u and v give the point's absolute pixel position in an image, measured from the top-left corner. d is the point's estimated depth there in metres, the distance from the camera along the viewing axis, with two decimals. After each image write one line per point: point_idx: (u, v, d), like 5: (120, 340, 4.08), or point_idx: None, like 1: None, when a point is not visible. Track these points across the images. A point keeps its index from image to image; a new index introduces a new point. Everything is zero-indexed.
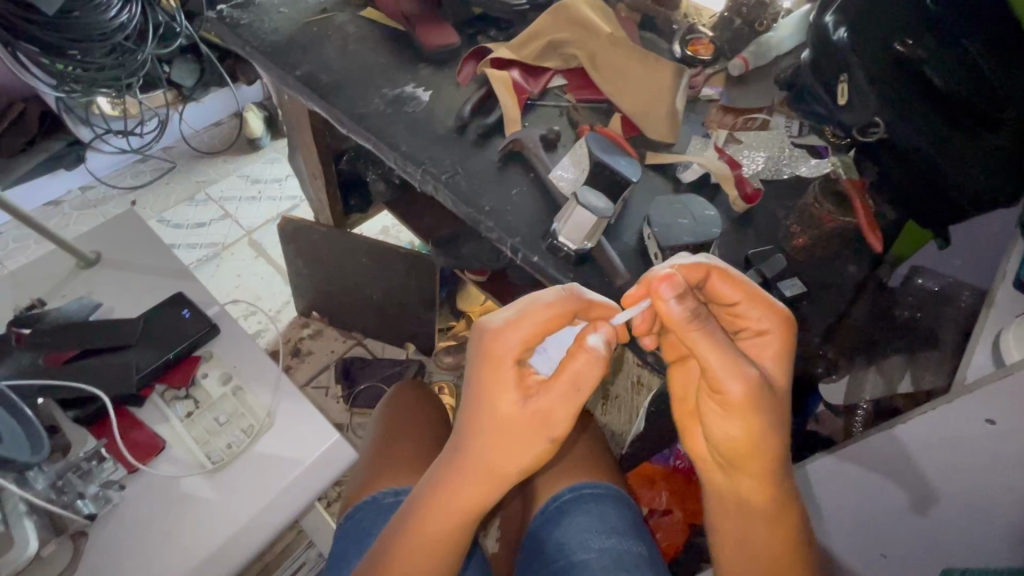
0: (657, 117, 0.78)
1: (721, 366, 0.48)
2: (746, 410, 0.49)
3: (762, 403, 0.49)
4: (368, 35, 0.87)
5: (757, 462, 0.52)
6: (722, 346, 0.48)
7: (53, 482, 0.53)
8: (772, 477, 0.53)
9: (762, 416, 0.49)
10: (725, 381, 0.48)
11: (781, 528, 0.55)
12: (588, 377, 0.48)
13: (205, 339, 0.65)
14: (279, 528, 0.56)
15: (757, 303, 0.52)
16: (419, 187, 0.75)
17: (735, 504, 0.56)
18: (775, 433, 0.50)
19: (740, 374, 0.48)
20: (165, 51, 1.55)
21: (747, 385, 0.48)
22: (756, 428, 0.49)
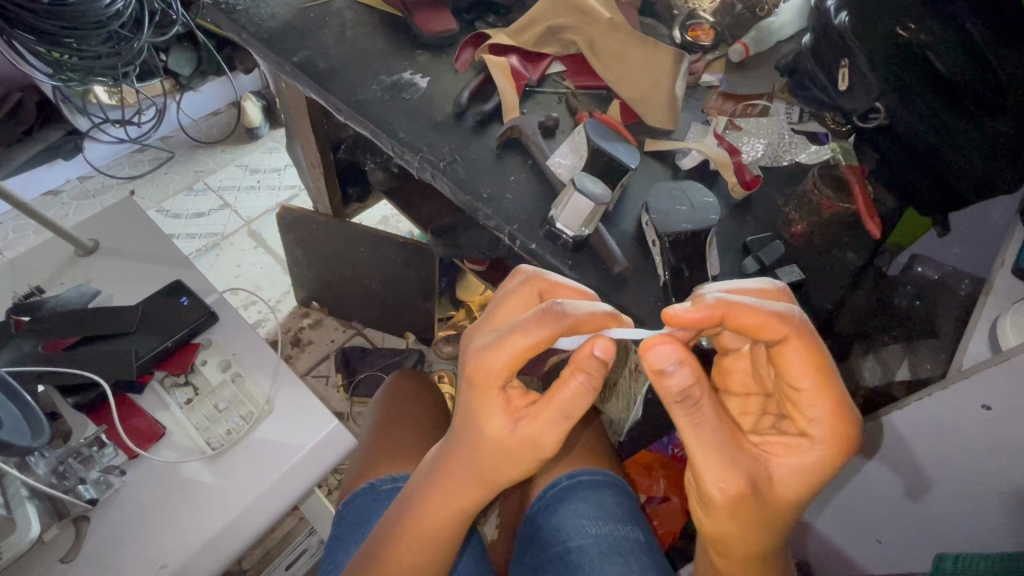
0: (657, 104, 0.78)
1: (710, 469, 0.45)
2: (727, 512, 0.46)
3: (743, 509, 0.45)
4: (365, 21, 0.86)
5: (729, 552, 0.50)
6: (715, 446, 0.44)
7: (54, 467, 0.53)
8: (738, 565, 0.51)
9: (737, 520, 0.46)
10: (706, 481, 0.45)
11: None
12: (578, 405, 0.46)
13: (204, 326, 0.66)
14: (278, 514, 0.56)
15: (819, 404, 0.46)
16: (417, 175, 0.74)
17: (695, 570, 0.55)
18: (752, 535, 0.48)
19: (730, 475, 0.44)
20: (161, 39, 1.55)
21: (728, 491, 0.45)
22: (729, 528, 0.47)
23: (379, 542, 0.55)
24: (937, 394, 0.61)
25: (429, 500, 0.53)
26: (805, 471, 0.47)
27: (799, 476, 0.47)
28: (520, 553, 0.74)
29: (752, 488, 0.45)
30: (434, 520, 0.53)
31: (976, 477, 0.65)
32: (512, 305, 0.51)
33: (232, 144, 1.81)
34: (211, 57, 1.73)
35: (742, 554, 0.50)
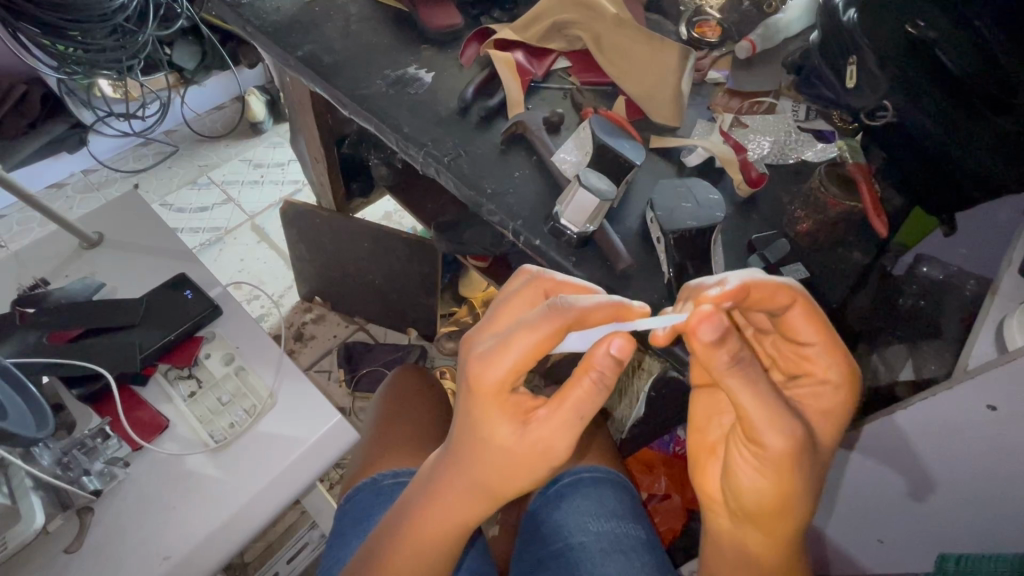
0: (662, 100, 0.77)
1: (768, 428, 0.44)
2: (775, 471, 0.46)
3: (795, 464, 0.45)
4: (370, 15, 0.86)
5: (774, 520, 0.49)
6: (770, 404, 0.44)
7: (59, 458, 0.54)
8: (786, 538, 0.50)
9: (792, 480, 0.46)
10: (764, 436, 0.44)
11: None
12: (589, 405, 0.46)
13: (206, 320, 0.66)
14: (282, 507, 0.57)
15: (828, 351, 0.49)
16: (421, 170, 0.74)
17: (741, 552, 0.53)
18: (801, 495, 0.47)
19: (783, 429, 0.44)
20: (166, 33, 1.56)
21: (786, 446, 0.44)
22: (783, 489, 0.46)
23: (397, 528, 0.54)
24: (942, 394, 0.61)
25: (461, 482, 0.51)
26: (827, 421, 0.49)
27: (824, 426, 0.49)
28: (520, 549, 0.74)
29: (804, 439, 0.45)
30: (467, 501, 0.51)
31: (977, 476, 0.65)
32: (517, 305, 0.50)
33: (235, 138, 1.81)
34: (215, 51, 1.73)
35: (785, 524, 0.49)
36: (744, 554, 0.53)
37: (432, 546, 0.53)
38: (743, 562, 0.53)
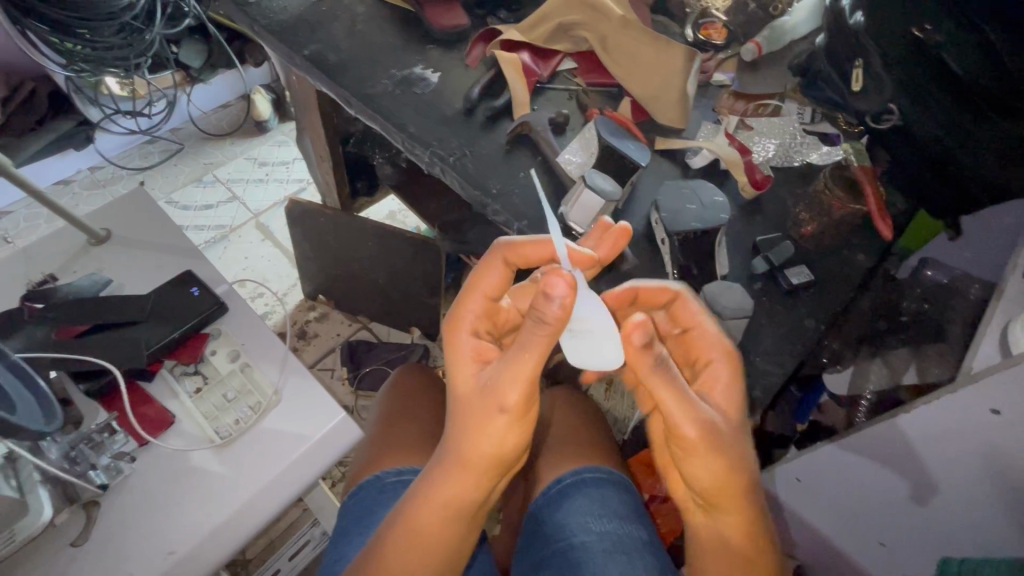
0: (667, 101, 0.78)
1: (678, 416, 0.46)
2: (707, 457, 0.46)
3: (716, 443, 0.46)
4: (377, 15, 0.86)
5: (722, 502, 0.49)
6: (672, 388, 0.46)
7: (67, 453, 0.54)
8: (743, 518, 0.49)
9: (723, 457, 0.46)
10: (677, 426, 0.46)
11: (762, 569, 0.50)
12: (534, 343, 0.46)
13: (213, 317, 0.66)
14: (285, 503, 0.57)
15: (705, 333, 0.53)
16: (426, 169, 0.75)
17: (714, 548, 0.51)
18: (735, 472, 0.47)
19: (692, 414, 0.46)
20: (173, 31, 1.56)
21: (700, 430, 0.46)
22: (722, 471, 0.47)
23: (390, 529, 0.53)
24: (945, 397, 0.61)
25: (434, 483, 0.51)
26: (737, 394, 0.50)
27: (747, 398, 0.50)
28: (522, 549, 0.74)
29: (713, 420, 0.47)
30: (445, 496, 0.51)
31: (979, 480, 0.65)
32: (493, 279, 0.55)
33: (241, 136, 1.82)
34: (221, 49, 1.74)
35: (747, 502, 0.49)
36: (720, 550, 0.51)
37: (411, 552, 0.52)
38: (721, 559, 0.51)
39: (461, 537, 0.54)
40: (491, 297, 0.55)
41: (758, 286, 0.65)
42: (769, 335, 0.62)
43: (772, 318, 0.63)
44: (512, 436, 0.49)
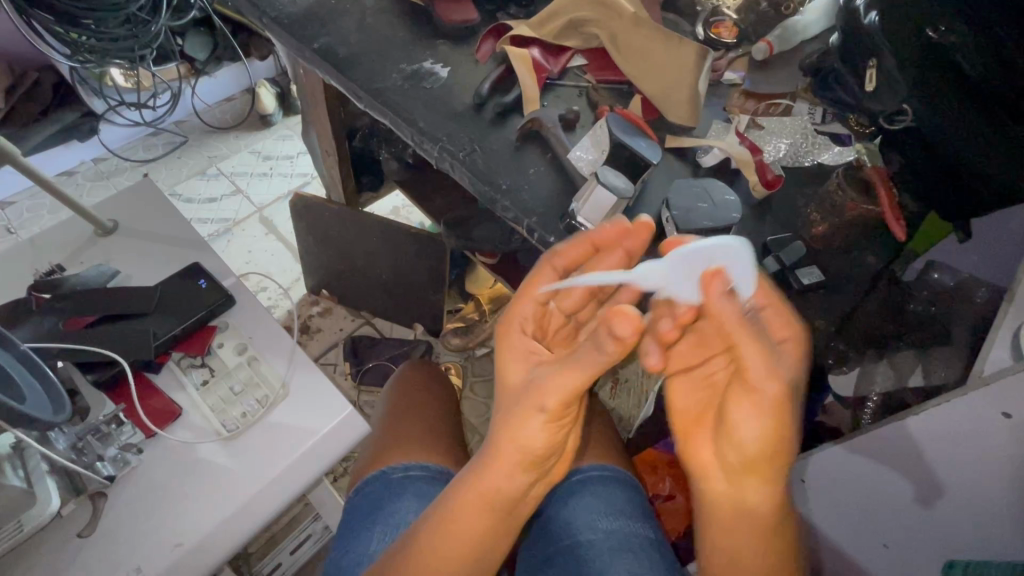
0: (678, 99, 0.77)
1: (758, 364, 0.45)
2: (772, 418, 0.46)
3: (787, 411, 0.46)
4: (386, 8, 0.86)
5: (763, 469, 0.49)
6: (759, 339, 0.45)
7: (74, 443, 0.54)
8: (773, 488, 0.50)
9: (789, 420, 0.46)
10: (761, 383, 0.45)
11: (772, 545, 0.52)
12: (591, 360, 0.47)
13: (220, 309, 0.66)
14: (293, 497, 0.57)
15: (780, 310, 0.51)
16: (436, 165, 0.74)
17: (730, 511, 0.52)
18: (789, 444, 0.48)
19: (777, 375, 0.45)
20: (178, 23, 1.56)
21: (782, 390, 0.45)
22: (780, 437, 0.47)
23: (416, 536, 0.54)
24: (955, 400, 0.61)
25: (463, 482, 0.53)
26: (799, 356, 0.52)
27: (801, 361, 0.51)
28: (528, 548, 0.73)
29: (791, 390, 0.46)
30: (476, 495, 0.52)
31: (986, 484, 0.65)
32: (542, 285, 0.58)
33: (245, 130, 1.81)
34: (227, 42, 1.74)
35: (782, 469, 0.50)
36: (743, 515, 0.52)
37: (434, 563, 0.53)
38: (744, 524, 0.52)
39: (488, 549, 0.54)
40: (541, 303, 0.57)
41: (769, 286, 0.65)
42: None
43: None
44: (556, 432, 0.49)
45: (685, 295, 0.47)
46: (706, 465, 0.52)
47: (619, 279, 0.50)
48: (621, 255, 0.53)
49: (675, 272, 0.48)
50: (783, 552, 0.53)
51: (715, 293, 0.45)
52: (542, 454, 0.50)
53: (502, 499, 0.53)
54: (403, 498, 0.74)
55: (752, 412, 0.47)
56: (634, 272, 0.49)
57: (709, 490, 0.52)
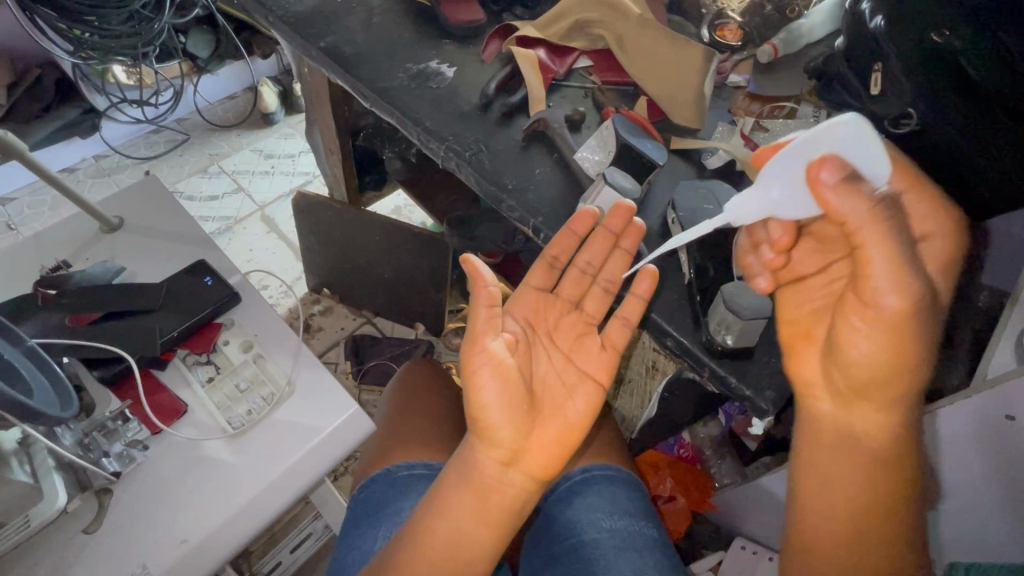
0: (684, 101, 0.77)
1: (883, 275, 0.44)
2: (893, 333, 0.46)
3: (909, 325, 0.46)
4: (392, 8, 0.86)
5: (887, 387, 0.49)
6: (891, 238, 0.43)
7: (81, 439, 0.54)
8: (898, 406, 0.51)
9: (910, 336, 0.46)
10: (885, 293, 0.45)
11: (891, 474, 0.52)
12: (478, 325, 0.53)
13: (225, 307, 0.66)
14: (298, 494, 0.57)
15: (919, 199, 0.53)
16: (442, 164, 0.75)
17: (839, 433, 0.53)
18: (920, 357, 0.48)
19: (902, 287, 0.45)
20: (181, 21, 1.56)
21: (906, 301, 0.45)
22: (901, 356, 0.47)
23: (412, 534, 0.55)
24: (959, 402, 0.62)
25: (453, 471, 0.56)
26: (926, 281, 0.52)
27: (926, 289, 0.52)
28: (531, 544, 0.74)
29: (924, 301, 0.45)
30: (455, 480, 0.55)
31: (989, 484, 0.65)
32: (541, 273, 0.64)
33: (247, 128, 1.81)
34: (229, 40, 1.74)
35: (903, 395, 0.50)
36: (848, 436, 0.53)
37: (417, 554, 0.54)
38: (846, 446, 0.53)
39: (470, 535, 0.54)
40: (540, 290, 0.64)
41: None
42: None
43: None
44: (490, 415, 0.53)
45: (796, 208, 0.49)
46: (814, 385, 0.53)
47: (715, 223, 0.52)
48: (609, 237, 0.64)
49: (774, 187, 0.49)
50: (898, 486, 0.52)
51: (824, 187, 0.43)
52: (490, 439, 0.53)
53: (464, 483, 0.55)
54: (408, 496, 0.75)
55: (873, 326, 0.47)
56: (728, 211, 0.52)
57: (814, 411, 0.54)
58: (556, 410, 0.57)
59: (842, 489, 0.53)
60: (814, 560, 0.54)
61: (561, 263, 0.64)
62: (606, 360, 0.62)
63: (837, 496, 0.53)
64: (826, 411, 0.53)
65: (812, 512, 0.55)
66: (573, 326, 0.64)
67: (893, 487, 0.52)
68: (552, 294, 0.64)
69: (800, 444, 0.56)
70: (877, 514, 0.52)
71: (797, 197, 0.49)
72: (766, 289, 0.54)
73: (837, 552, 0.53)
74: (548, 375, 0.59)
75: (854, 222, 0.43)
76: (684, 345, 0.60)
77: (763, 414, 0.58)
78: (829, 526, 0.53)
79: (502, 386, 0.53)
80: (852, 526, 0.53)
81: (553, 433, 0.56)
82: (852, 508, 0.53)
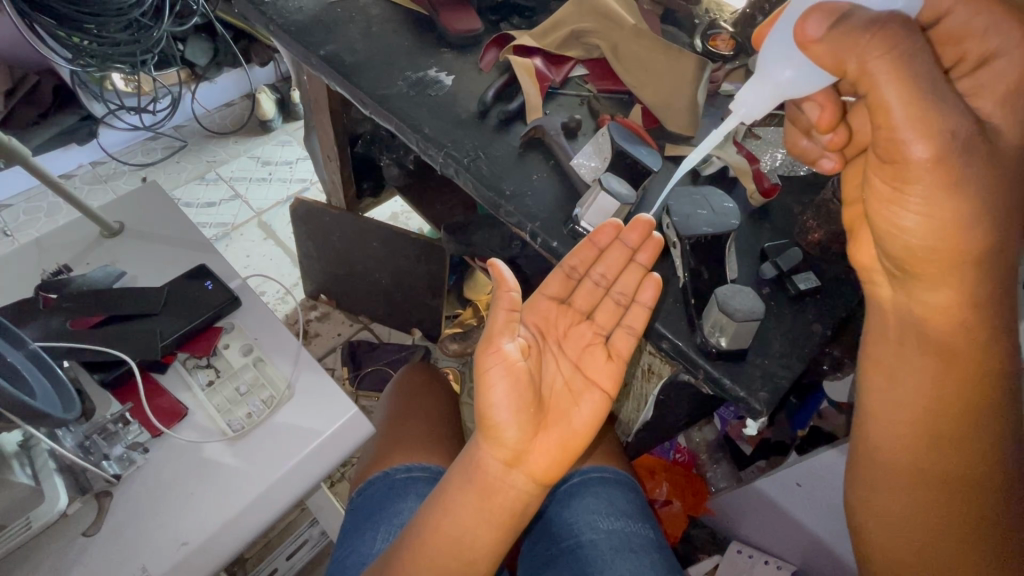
0: (678, 109, 0.79)
1: (903, 119, 0.40)
2: (932, 189, 0.42)
3: (949, 168, 0.41)
4: (391, 17, 0.88)
5: (930, 259, 0.45)
6: (907, 71, 0.39)
7: (81, 442, 0.54)
8: (953, 282, 0.45)
9: (949, 185, 0.42)
10: (907, 143, 0.41)
11: (958, 368, 0.48)
12: (496, 321, 0.54)
13: (227, 310, 0.67)
14: (297, 497, 0.57)
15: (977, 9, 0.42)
16: (441, 170, 0.76)
17: (902, 322, 0.50)
18: (969, 218, 0.42)
19: (930, 131, 0.40)
20: (180, 29, 1.58)
21: (935, 148, 0.40)
22: (948, 219, 0.43)
23: (416, 538, 0.56)
24: None
25: (464, 475, 0.56)
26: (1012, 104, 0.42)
27: (1008, 116, 0.42)
28: (529, 546, 0.75)
29: (960, 144, 0.40)
30: (463, 481, 0.56)
31: None
32: (554, 283, 0.65)
33: (245, 135, 1.83)
34: (228, 48, 1.75)
35: (966, 268, 0.44)
36: (911, 324, 0.49)
37: (423, 558, 0.55)
38: (911, 335, 0.50)
39: (476, 535, 0.55)
40: (557, 299, 0.65)
41: (766, 291, 0.66)
42: (777, 337, 0.63)
43: (780, 323, 0.64)
44: (495, 415, 0.53)
45: (810, 82, 0.50)
46: (873, 268, 0.52)
47: (727, 126, 0.54)
48: (623, 250, 0.65)
49: (785, 70, 0.50)
50: (969, 381, 0.48)
51: (812, 46, 0.42)
52: (495, 438, 0.54)
53: (467, 483, 0.56)
54: (406, 499, 0.75)
55: (902, 189, 0.44)
56: (739, 111, 0.53)
57: (878, 296, 0.52)
58: (560, 417, 0.58)
59: (907, 385, 0.50)
60: (877, 458, 0.53)
61: (579, 273, 0.66)
62: (613, 369, 0.62)
63: (899, 394, 0.51)
64: (888, 296, 0.51)
65: (879, 427, 0.53)
66: (582, 337, 0.64)
67: (970, 383, 0.48)
68: (566, 304, 0.65)
69: (868, 336, 0.54)
70: (951, 410, 0.49)
71: (804, 71, 0.49)
72: (833, 167, 0.55)
73: (897, 453, 0.52)
74: (557, 381, 0.60)
75: (856, 68, 0.40)
76: (679, 348, 0.62)
77: (757, 415, 0.59)
78: (891, 425, 0.52)
79: (512, 386, 0.53)
80: (916, 426, 0.50)
81: (556, 438, 0.56)
82: (919, 407, 0.50)
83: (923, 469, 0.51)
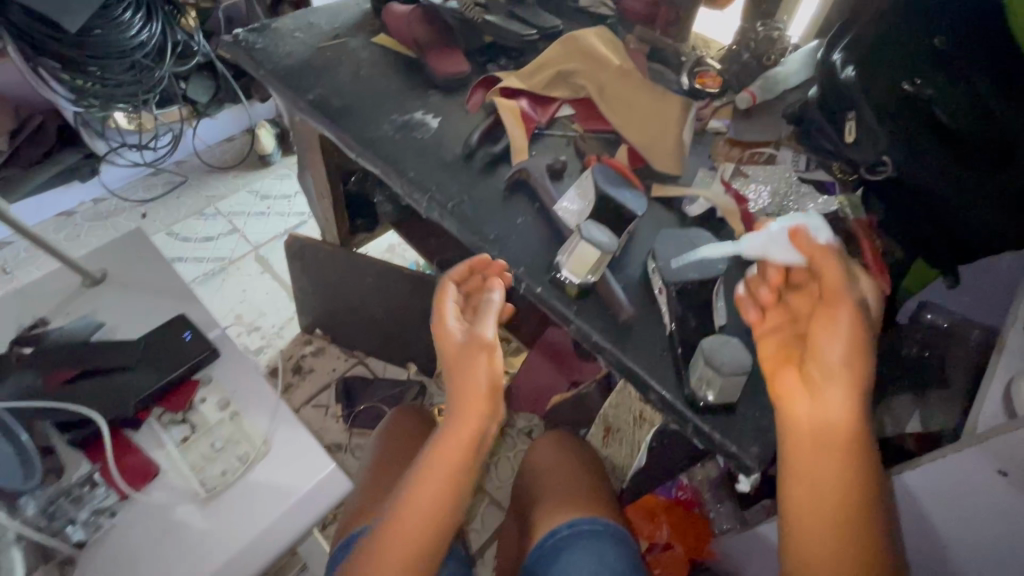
0: (664, 149, 0.79)
1: (841, 289, 0.55)
2: (852, 327, 0.53)
3: (863, 328, 0.54)
4: (379, 60, 0.89)
5: (848, 370, 0.52)
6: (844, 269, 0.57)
7: (45, 507, 0.53)
8: (862, 393, 0.52)
9: (863, 334, 0.53)
10: (848, 302, 0.54)
11: (862, 465, 0.52)
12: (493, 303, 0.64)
13: (205, 362, 0.65)
14: (269, 561, 0.55)
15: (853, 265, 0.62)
16: (426, 214, 0.75)
17: (819, 429, 0.52)
18: (868, 342, 0.54)
19: (852, 298, 0.55)
20: (182, 68, 1.62)
21: (855, 308, 0.54)
22: (860, 350, 0.53)
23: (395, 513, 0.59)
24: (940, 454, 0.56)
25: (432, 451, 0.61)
26: None
27: None
28: None
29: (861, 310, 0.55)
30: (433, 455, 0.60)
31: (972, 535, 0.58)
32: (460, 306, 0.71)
33: (244, 168, 1.85)
34: (228, 86, 1.78)
35: (862, 383, 0.53)
36: (825, 429, 0.52)
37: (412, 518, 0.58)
38: (829, 440, 0.52)
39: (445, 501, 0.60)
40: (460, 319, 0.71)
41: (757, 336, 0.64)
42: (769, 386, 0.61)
43: None
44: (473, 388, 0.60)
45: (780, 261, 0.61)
46: (790, 386, 0.54)
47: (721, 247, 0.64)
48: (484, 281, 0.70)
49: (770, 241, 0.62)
50: (872, 479, 0.52)
51: (800, 236, 0.59)
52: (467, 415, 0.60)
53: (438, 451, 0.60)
54: None
55: (834, 326, 0.53)
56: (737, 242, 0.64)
57: (794, 412, 0.53)
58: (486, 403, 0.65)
59: (829, 479, 0.52)
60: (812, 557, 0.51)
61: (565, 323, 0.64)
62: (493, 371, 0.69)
63: (828, 486, 0.52)
64: (807, 410, 0.53)
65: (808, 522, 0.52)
66: None
67: (869, 473, 0.52)
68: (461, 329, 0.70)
69: (785, 448, 0.54)
70: (856, 500, 0.51)
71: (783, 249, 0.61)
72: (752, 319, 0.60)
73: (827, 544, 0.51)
74: None
75: (818, 259, 0.58)
76: (667, 401, 0.59)
77: (748, 470, 0.56)
78: (820, 506, 0.52)
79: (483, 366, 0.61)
80: (833, 526, 0.51)
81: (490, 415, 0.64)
82: (839, 497, 0.51)
83: (841, 564, 0.50)
